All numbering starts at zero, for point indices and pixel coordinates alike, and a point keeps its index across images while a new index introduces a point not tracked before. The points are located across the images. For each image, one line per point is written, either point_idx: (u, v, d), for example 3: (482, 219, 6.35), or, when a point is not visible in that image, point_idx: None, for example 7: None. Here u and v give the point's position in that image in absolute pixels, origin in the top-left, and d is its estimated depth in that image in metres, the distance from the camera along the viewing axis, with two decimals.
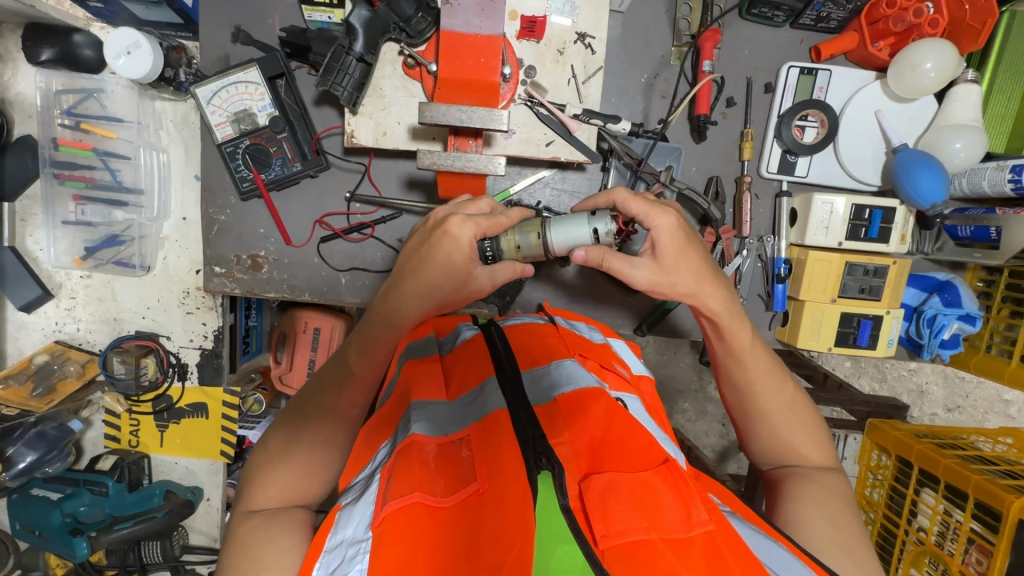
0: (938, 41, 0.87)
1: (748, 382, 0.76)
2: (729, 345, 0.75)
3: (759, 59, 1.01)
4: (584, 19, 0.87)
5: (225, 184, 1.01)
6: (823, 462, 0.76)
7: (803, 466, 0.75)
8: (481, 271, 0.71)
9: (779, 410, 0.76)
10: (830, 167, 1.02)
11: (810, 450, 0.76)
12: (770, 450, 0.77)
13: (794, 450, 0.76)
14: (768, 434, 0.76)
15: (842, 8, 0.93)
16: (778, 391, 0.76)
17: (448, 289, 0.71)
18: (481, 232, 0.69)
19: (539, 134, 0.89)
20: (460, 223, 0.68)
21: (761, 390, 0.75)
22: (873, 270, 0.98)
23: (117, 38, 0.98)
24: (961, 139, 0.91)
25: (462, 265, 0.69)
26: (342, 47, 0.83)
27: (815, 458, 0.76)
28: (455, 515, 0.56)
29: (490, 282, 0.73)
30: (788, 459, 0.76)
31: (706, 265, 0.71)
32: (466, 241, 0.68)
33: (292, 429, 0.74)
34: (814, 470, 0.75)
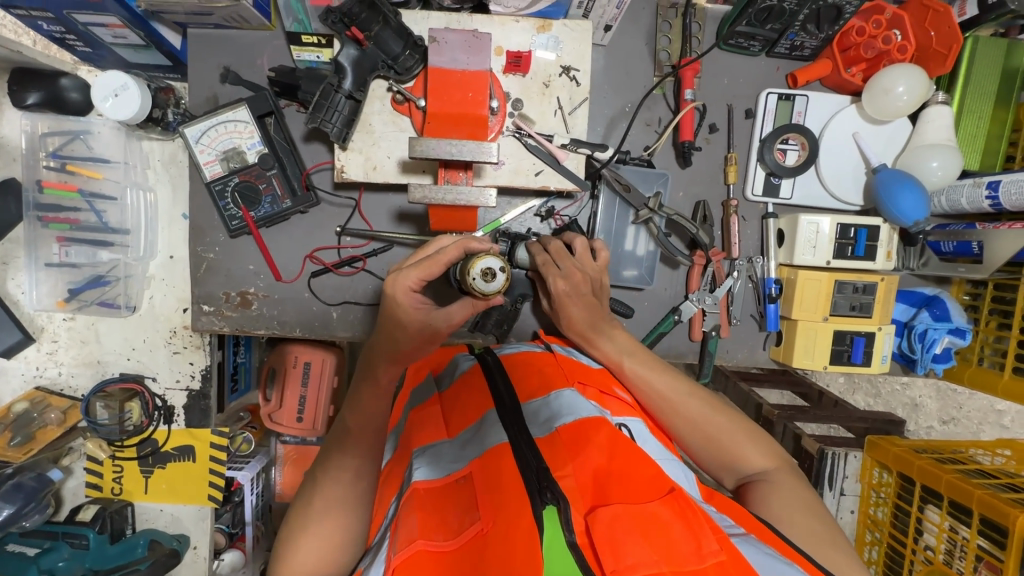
0: (909, 67, 0.91)
1: (668, 404, 0.82)
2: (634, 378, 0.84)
3: (737, 87, 1.04)
4: (568, 53, 0.89)
5: (214, 222, 1.00)
6: (769, 460, 0.79)
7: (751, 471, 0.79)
8: (438, 317, 0.76)
9: (710, 422, 0.80)
10: (813, 188, 1.03)
11: (754, 453, 0.79)
12: (720, 463, 0.80)
13: (738, 456, 0.79)
14: (711, 446, 0.80)
15: (815, 37, 0.96)
16: (691, 396, 0.82)
17: (408, 343, 0.77)
18: (421, 277, 0.71)
19: (528, 164, 0.90)
20: (397, 280, 0.71)
21: (682, 409, 0.81)
22: (862, 287, 0.99)
23: (104, 80, 0.98)
24: (937, 158, 0.94)
25: (422, 319, 0.75)
26: (331, 85, 0.85)
27: (760, 459, 0.79)
28: (461, 558, 0.54)
29: (447, 322, 0.78)
30: (740, 466, 0.79)
31: (598, 309, 0.87)
32: (402, 298, 0.72)
33: (307, 495, 0.79)
34: (761, 472, 0.78)
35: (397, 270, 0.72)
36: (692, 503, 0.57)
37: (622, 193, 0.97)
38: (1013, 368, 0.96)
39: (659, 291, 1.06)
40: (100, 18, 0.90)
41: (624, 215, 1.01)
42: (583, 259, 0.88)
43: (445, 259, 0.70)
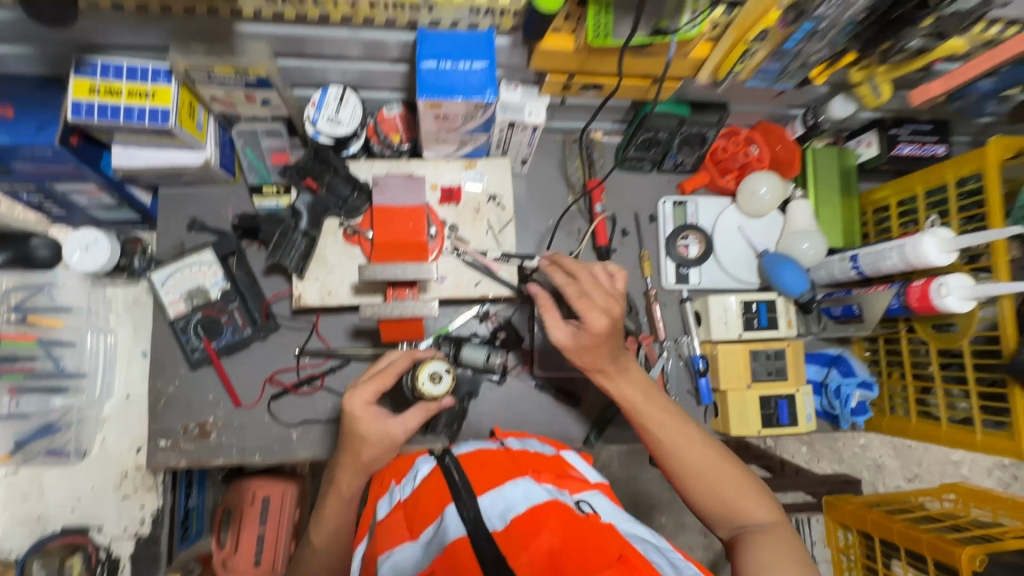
0: (768, 172, 1.14)
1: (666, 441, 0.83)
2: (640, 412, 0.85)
3: (638, 198, 1.25)
4: (492, 184, 1.07)
5: (175, 356, 1.05)
6: (761, 524, 0.78)
7: (740, 528, 0.77)
8: (393, 422, 0.87)
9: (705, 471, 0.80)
10: (717, 274, 1.20)
11: (745, 511, 0.78)
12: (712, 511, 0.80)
13: (730, 506, 0.79)
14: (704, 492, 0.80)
15: (692, 156, 1.19)
16: (691, 444, 0.82)
17: (370, 454, 0.87)
18: (375, 388, 0.88)
19: (468, 277, 1.03)
20: (355, 394, 0.88)
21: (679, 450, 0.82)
22: (774, 354, 1.12)
23: (77, 237, 1.08)
24: (806, 240, 1.14)
25: (379, 427, 0.87)
26: (289, 226, 0.97)
27: (750, 522, 0.78)
28: None
29: (402, 430, 0.88)
30: (729, 518, 0.79)
31: (618, 339, 0.84)
32: (359, 408, 0.88)
33: None
34: (747, 532, 0.77)
35: (355, 386, 0.89)
36: (642, 564, 0.61)
37: None
38: (918, 412, 1.08)
39: None
40: (78, 185, 1.02)
41: (559, 312, 1.13)
42: (597, 274, 0.85)
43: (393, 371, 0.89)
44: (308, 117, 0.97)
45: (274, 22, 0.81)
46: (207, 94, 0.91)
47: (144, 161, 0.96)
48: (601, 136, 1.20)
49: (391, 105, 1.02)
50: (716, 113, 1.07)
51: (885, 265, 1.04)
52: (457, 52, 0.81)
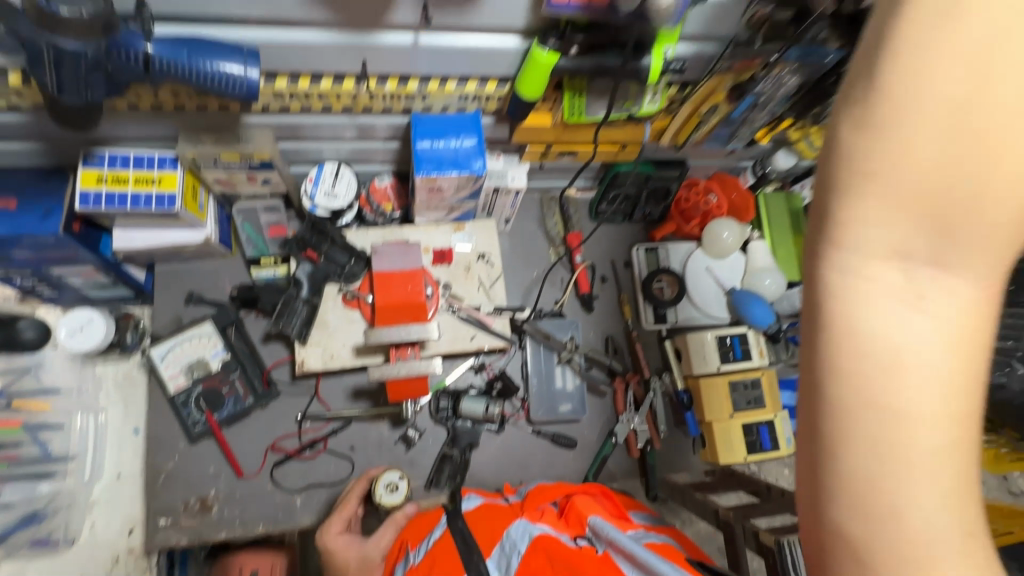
0: (728, 219, 1.26)
1: (948, 139, 0.32)
2: (945, 24, 0.31)
3: (614, 246, 1.35)
4: (480, 243, 1.15)
5: (173, 433, 1.06)
6: (967, 469, 0.33)
7: (935, 471, 0.33)
8: (366, 546, 0.89)
9: (947, 261, 0.33)
10: (691, 310, 1.29)
11: (951, 426, 0.33)
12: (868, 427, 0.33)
13: (901, 424, 0.33)
14: (887, 359, 0.33)
15: (658, 207, 1.30)
16: (1000, 126, 0.31)
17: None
18: (341, 524, 0.93)
19: (463, 332, 1.09)
20: (329, 535, 0.91)
21: (951, 177, 0.32)
22: (751, 383, 1.19)
23: (72, 317, 1.09)
24: (767, 277, 1.26)
25: (356, 551, 0.88)
26: (292, 296, 1.02)
27: (957, 458, 0.33)
28: None
29: (377, 549, 0.88)
30: (895, 465, 0.33)
31: None
32: (332, 543, 0.90)
33: None
34: (948, 494, 0.33)
35: (325, 531, 0.93)
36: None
37: (544, 341, 1.17)
38: None
39: (594, 419, 1.21)
40: (76, 268, 1.04)
41: (551, 359, 1.19)
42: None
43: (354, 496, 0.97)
44: (306, 192, 1.04)
45: (276, 113, 0.87)
46: (209, 177, 0.96)
47: (144, 241, 1.00)
48: (575, 192, 1.31)
49: (383, 176, 1.11)
50: (677, 168, 1.18)
51: None
52: (448, 131, 0.90)
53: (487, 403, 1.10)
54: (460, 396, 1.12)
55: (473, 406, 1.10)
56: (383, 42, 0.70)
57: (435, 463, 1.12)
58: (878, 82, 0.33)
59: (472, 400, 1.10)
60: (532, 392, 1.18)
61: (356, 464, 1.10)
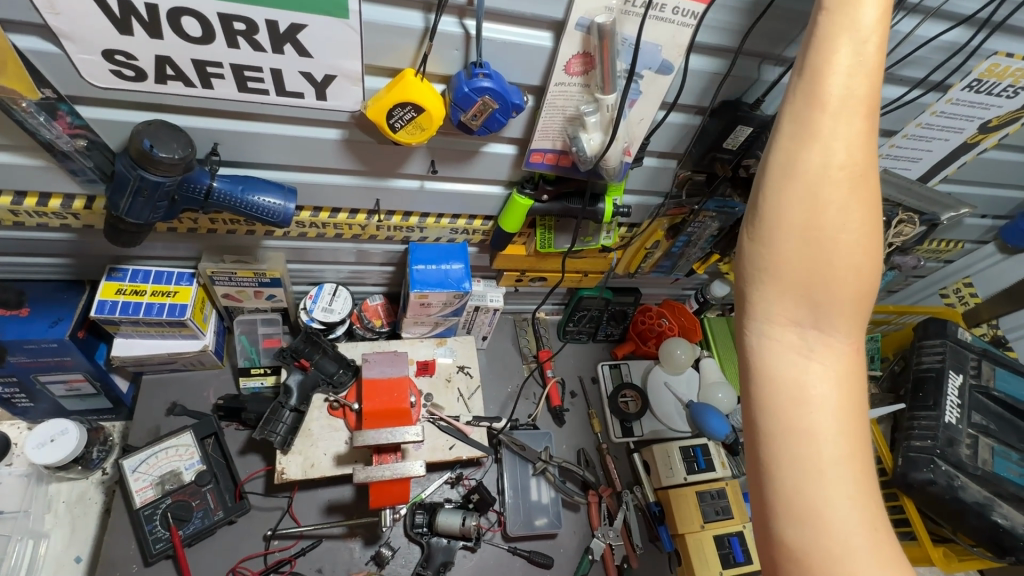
0: (678, 338, 1.40)
1: (810, 241, 0.45)
2: (796, 166, 0.46)
3: (581, 363, 1.47)
4: (461, 356, 1.25)
5: (129, 552, 1.00)
6: (865, 476, 0.43)
7: (842, 481, 0.42)
8: None
9: (824, 323, 0.45)
10: (655, 424, 1.38)
11: (848, 443, 0.43)
12: (786, 451, 0.44)
13: (811, 445, 0.43)
14: (794, 397, 0.44)
15: (618, 327, 1.47)
16: (844, 236, 0.45)
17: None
18: None
19: (443, 440, 1.13)
20: None
21: (817, 267, 0.45)
22: (717, 493, 1.24)
23: (44, 428, 1.08)
24: (721, 390, 1.38)
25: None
26: (280, 403, 1.05)
27: (855, 466, 0.43)
28: None
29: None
30: (809, 477, 0.43)
31: (849, 77, 0.46)
32: None
33: None
34: (854, 495, 0.42)
35: None
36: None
37: (519, 451, 1.21)
38: None
39: (569, 535, 1.21)
40: (65, 376, 1.06)
41: (527, 470, 1.23)
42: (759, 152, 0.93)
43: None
44: (304, 307, 1.16)
45: (293, 238, 1.03)
46: (219, 291, 1.07)
47: (143, 349, 1.06)
48: (544, 315, 1.49)
49: (375, 296, 1.27)
50: (632, 295, 1.38)
51: None
52: (438, 257, 1.06)
53: (464, 516, 1.09)
54: (436, 509, 1.11)
55: (451, 519, 1.09)
56: (395, 186, 0.90)
57: None
58: (759, 206, 0.47)
59: (449, 513, 1.10)
60: (507, 506, 1.19)
61: None
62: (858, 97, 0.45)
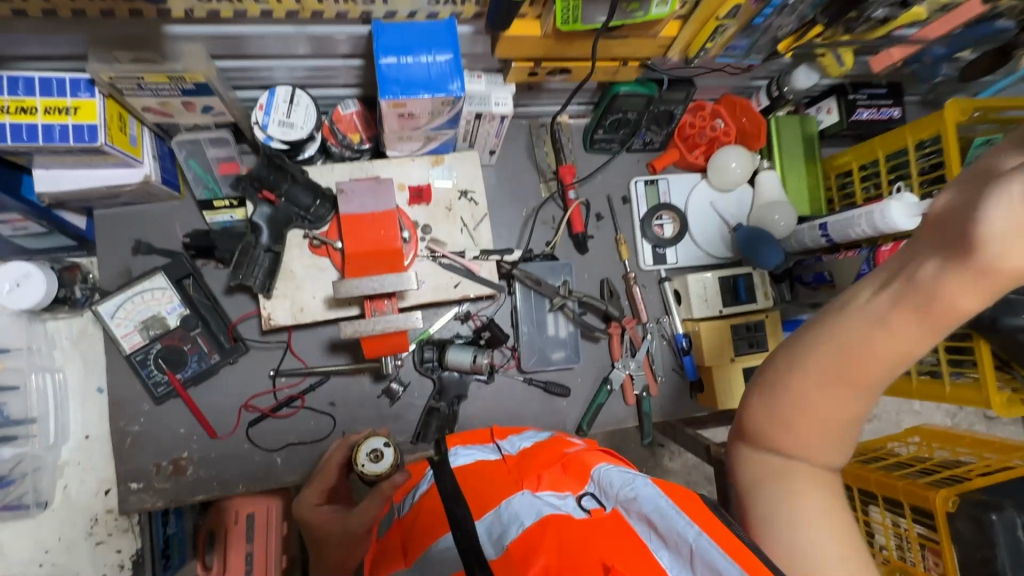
0: (736, 147, 1.15)
1: (859, 366, 0.52)
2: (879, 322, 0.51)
3: (612, 180, 1.23)
4: (462, 180, 1.02)
5: (137, 392, 0.98)
6: (833, 507, 0.55)
7: (815, 509, 0.54)
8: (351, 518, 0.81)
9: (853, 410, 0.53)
10: (692, 250, 1.21)
11: (818, 491, 0.56)
12: (765, 479, 0.57)
13: (785, 483, 0.56)
14: (796, 450, 0.56)
15: (660, 134, 1.17)
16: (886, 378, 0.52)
17: (338, 556, 0.80)
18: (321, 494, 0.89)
19: (446, 279, 0.99)
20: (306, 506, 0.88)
21: (860, 382, 0.52)
22: (753, 326, 1.13)
23: (5, 272, 0.97)
24: (778, 212, 1.14)
25: (338, 526, 0.82)
26: (250, 243, 0.90)
27: (824, 500, 0.55)
28: None
29: (362, 525, 0.80)
30: (786, 501, 0.55)
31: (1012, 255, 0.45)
32: (312, 517, 0.86)
33: None
34: (824, 523, 0.54)
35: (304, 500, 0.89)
36: (627, 571, 0.55)
37: (535, 287, 1.07)
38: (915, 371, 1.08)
39: (588, 366, 1.15)
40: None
41: (544, 304, 1.11)
42: None
43: (334, 461, 0.93)
44: (256, 121, 0.89)
45: (206, 21, 0.72)
46: (137, 104, 0.81)
47: (72, 183, 0.87)
48: (567, 119, 1.18)
49: (348, 102, 0.95)
50: (683, 89, 1.03)
51: (855, 232, 1.05)
52: (416, 43, 0.75)
53: (475, 354, 1.02)
54: (445, 346, 1.04)
55: (458, 356, 1.02)
56: None
57: (420, 420, 1.05)
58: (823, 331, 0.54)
59: (457, 350, 1.02)
60: (522, 340, 1.11)
61: (338, 419, 1.04)
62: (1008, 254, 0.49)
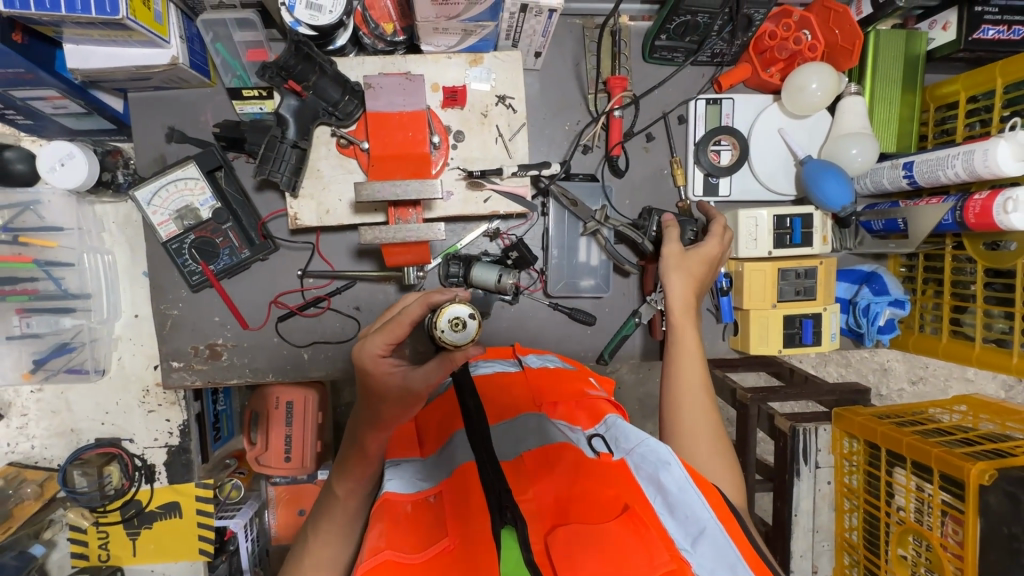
0: (820, 64, 0.97)
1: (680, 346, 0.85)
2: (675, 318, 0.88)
3: (670, 97, 1.10)
4: (501, 82, 0.94)
5: (175, 279, 1.02)
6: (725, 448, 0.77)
7: (710, 451, 0.76)
8: (416, 376, 0.67)
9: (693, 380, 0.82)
10: (749, 183, 1.10)
11: (715, 440, 0.77)
12: (682, 437, 0.78)
13: (693, 440, 0.77)
14: (687, 414, 0.79)
15: (732, 44, 1.02)
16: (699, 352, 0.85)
17: (390, 412, 0.69)
18: (387, 341, 0.65)
19: (476, 193, 0.94)
20: (364, 347, 0.66)
21: (689, 358, 0.84)
22: (804, 272, 1.05)
23: (49, 151, 0.99)
24: (856, 145, 1.00)
25: (399, 382, 0.67)
26: (275, 137, 0.86)
27: (721, 446, 0.77)
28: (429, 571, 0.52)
29: (424, 384, 0.68)
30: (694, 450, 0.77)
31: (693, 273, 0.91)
32: (368, 361, 0.66)
33: (293, 560, 0.70)
34: (718, 455, 0.76)
35: (363, 340, 0.67)
36: (647, 516, 0.56)
37: (570, 207, 1.02)
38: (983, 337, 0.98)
39: (618, 296, 1.10)
40: (36, 92, 0.90)
41: (578, 227, 1.05)
42: None
43: (407, 322, 0.63)
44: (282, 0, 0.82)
45: None
46: None
47: (102, 61, 0.85)
48: (627, 22, 1.04)
49: None
50: None
51: (945, 175, 0.93)
52: None
53: (500, 273, 0.97)
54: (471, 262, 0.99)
55: (483, 274, 0.97)
56: None
57: None
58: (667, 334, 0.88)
59: (483, 267, 0.98)
60: (551, 264, 1.07)
61: (362, 324, 1.05)
62: (706, 261, 0.92)
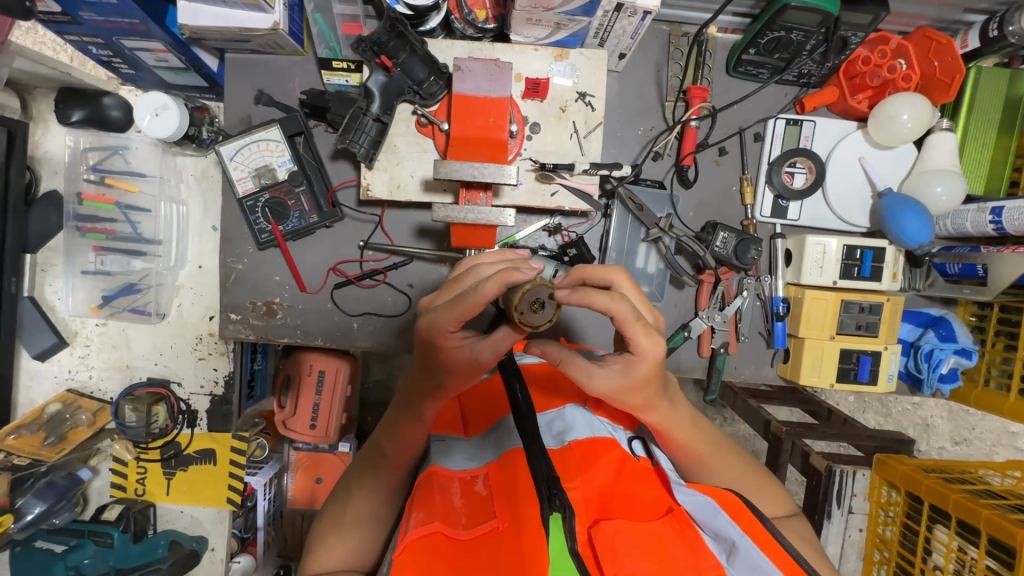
0: (913, 95, 0.94)
1: None
2: None
3: (749, 113, 1.08)
4: (583, 80, 0.94)
5: (244, 235, 1.06)
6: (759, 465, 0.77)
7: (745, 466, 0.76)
8: (483, 350, 0.61)
9: None
10: (820, 209, 1.07)
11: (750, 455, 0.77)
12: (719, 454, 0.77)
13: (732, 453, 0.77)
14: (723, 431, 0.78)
15: (821, 66, 0.99)
16: None
17: (453, 382, 0.65)
18: (457, 317, 0.59)
19: (544, 186, 0.95)
20: (432, 319, 0.61)
21: None
22: (868, 308, 1.02)
23: (146, 100, 1.04)
24: (941, 183, 0.96)
25: (467, 356, 0.62)
26: (360, 108, 0.90)
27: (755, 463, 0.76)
28: (475, 549, 0.53)
29: (493, 356, 0.63)
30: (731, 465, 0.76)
31: None
32: (434, 334, 0.61)
33: (338, 510, 0.74)
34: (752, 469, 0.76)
35: (431, 310, 0.61)
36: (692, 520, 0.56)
37: (635, 211, 1.02)
38: None
39: (669, 308, 1.09)
40: (146, 43, 0.95)
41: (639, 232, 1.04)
42: None
43: (479, 303, 0.57)
44: None
45: None
46: None
47: (211, 20, 0.89)
48: (715, 32, 1.03)
49: None
50: (871, 11, 0.88)
51: None
52: None
53: (556, 268, 0.97)
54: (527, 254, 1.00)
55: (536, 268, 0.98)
56: None
57: None
58: None
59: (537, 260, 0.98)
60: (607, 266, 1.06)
61: (412, 301, 1.07)
62: None
